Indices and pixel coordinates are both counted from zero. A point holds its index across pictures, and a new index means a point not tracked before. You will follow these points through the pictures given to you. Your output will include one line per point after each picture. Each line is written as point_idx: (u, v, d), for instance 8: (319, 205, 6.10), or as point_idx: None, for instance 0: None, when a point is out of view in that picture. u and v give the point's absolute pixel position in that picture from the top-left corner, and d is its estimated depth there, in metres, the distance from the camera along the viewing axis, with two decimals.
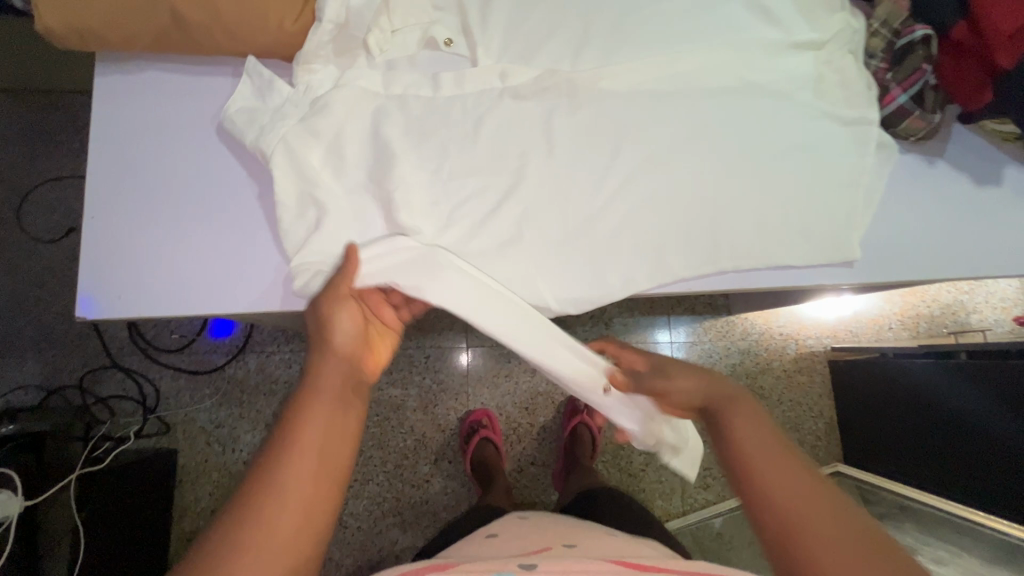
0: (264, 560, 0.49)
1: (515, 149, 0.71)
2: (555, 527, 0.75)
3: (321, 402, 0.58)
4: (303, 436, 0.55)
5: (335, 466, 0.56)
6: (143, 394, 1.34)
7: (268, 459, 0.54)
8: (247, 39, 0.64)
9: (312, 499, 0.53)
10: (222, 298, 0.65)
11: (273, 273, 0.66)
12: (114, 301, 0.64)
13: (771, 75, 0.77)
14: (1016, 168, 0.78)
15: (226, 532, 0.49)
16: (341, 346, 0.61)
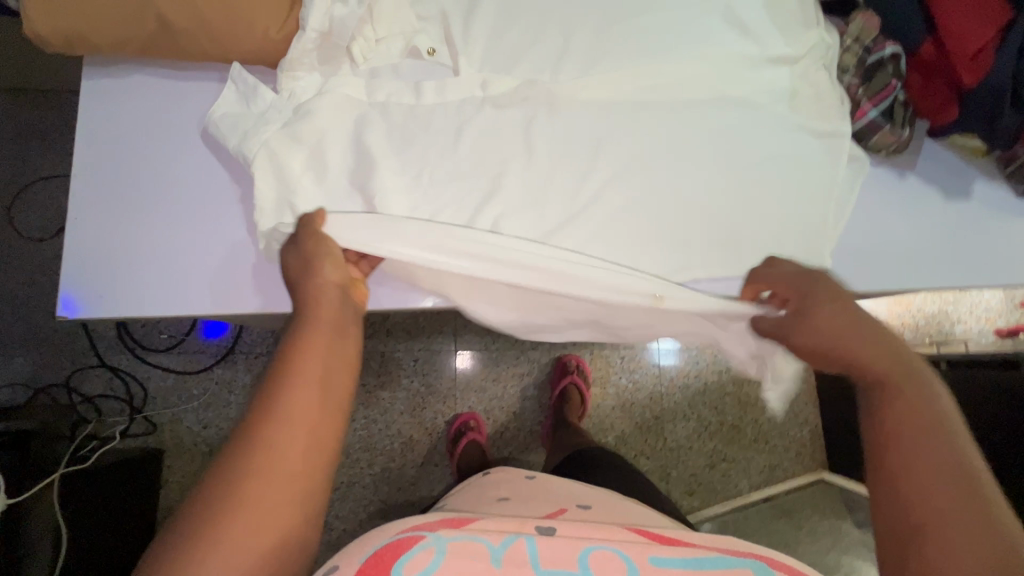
0: (274, 488, 0.46)
1: (496, 156, 0.73)
2: (565, 484, 0.77)
3: (319, 331, 0.56)
4: (304, 364, 0.52)
5: (338, 391, 0.53)
6: (130, 394, 1.34)
7: (268, 388, 0.51)
8: (231, 46, 0.65)
9: (319, 427, 0.50)
10: (202, 300, 0.67)
11: (253, 277, 0.67)
12: (97, 301, 0.65)
13: (748, 88, 0.78)
14: (984, 183, 0.81)
15: (228, 465, 0.47)
16: (329, 278, 0.59)
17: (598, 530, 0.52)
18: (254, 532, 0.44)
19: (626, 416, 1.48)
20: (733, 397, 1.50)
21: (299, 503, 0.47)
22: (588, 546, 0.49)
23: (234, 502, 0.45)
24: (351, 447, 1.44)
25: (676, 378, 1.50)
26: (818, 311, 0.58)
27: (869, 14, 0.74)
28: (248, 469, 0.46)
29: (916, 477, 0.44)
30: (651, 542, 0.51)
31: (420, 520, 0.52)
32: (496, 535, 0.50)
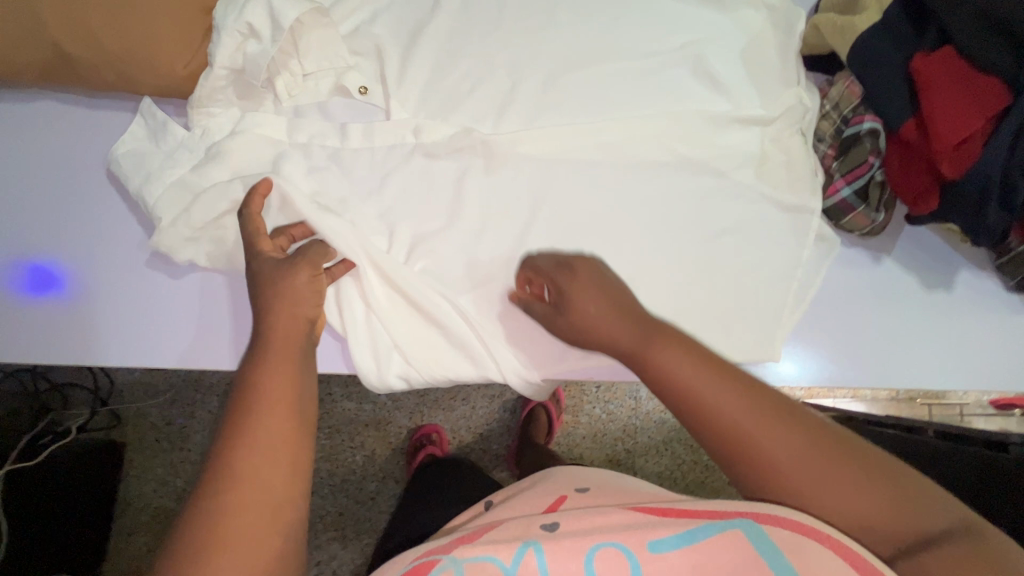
0: (251, 516, 0.44)
1: (424, 210, 0.67)
2: (580, 469, 0.67)
3: (284, 359, 0.52)
4: (268, 393, 0.49)
5: (301, 410, 0.50)
6: (97, 384, 1.23)
7: (234, 426, 0.48)
8: (136, 80, 0.61)
9: (292, 461, 0.48)
10: (143, 347, 0.63)
11: (195, 322, 0.64)
12: (27, 340, 0.61)
13: (711, 151, 0.71)
14: (971, 273, 0.73)
15: (199, 505, 0.45)
16: (302, 312, 0.55)
17: (596, 520, 0.50)
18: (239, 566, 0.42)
19: (597, 447, 1.42)
20: None
21: (282, 540, 0.45)
22: (597, 545, 0.48)
23: (205, 543, 0.43)
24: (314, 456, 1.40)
25: (652, 413, 1.42)
26: (577, 293, 0.56)
27: (850, 82, 0.68)
28: (216, 509, 0.44)
29: (717, 418, 0.47)
30: (653, 516, 0.49)
31: (428, 545, 0.52)
32: (505, 551, 0.49)
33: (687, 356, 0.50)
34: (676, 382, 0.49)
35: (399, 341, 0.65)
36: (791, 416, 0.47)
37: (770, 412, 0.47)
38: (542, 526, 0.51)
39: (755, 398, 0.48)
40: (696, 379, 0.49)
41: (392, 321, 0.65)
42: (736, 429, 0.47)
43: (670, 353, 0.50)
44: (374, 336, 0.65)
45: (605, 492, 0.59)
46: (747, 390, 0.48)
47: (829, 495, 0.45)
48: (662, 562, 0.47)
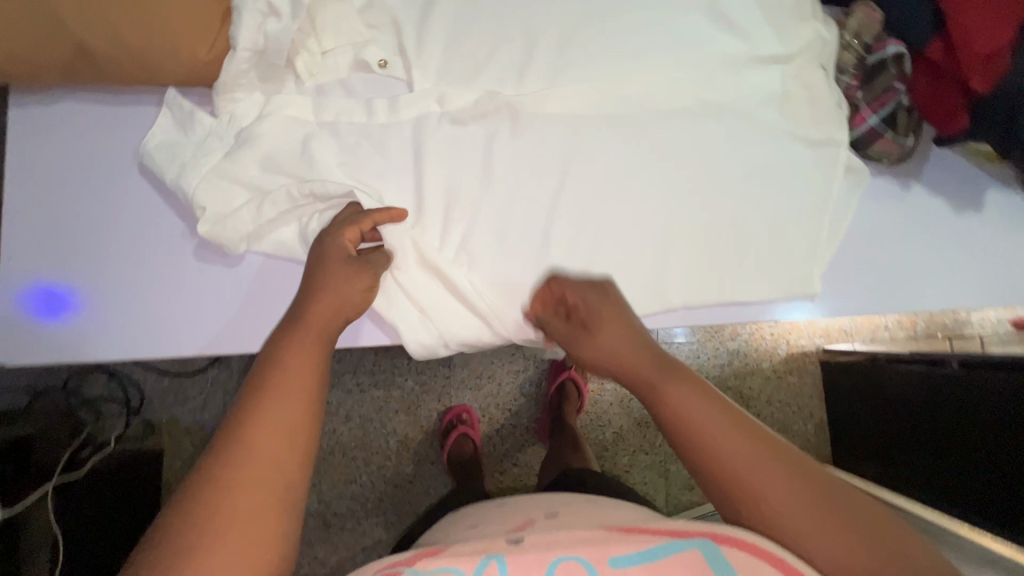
0: (253, 493, 0.44)
1: (456, 177, 0.67)
2: (551, 497, 0.65)
3: (305, 339, 0.54)
4: (289, 374, 0.50)
5: (315, 396, 0.51)
6: (128, 395, 1.24)
7: (246, 400, 0.49)
8: (160, 71, 0.61)
9: (296, 439, 0.48)
10: (196, 330, 0.64)
11: (244, 302, 0.65)
12: (83, 337, 0.62)
13: (735, 93, 0.71)
14: (998, 191, 0.73)
15: (205, 478, 0.44)
16: (343, 287, 0.58)
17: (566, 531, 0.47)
18: (237, 543, 0.42)
19: (626, 411, 1.44)
20: (735, 391, 1.43)
21: (283, 518, 0.44)
22: (557, 559, 0.44)
23: (208, 516, 0.42)
24: (346, 446, 1.37)
25: None
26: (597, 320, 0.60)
27: (869, 8, 0.67)
28: (224, 479, 0.44)
29: (717, 457, 0.49)
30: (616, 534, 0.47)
31: (392, 558, 0.48)
32: (468, 563, 0.45)
33: (697, 394, 0.52)
34: (682, 416, 0.51)
35: (439, 315, 0.65)
36: (794, 468, 0.48)
37: (772, 459, 0.48)
38: (507, 541, 0.48)
39: (758, 446, 0.49)
40: (704, 419, 0.50)
41: (435, 291, 0.65)
42: (734, 470, 0.48)
43: (680, 392, 0.52)
44: (420, 307, 0.64)
45: (574, 516, 0.56)
46: (755, 438, 0.49)
47: (826, 547, 0.45)
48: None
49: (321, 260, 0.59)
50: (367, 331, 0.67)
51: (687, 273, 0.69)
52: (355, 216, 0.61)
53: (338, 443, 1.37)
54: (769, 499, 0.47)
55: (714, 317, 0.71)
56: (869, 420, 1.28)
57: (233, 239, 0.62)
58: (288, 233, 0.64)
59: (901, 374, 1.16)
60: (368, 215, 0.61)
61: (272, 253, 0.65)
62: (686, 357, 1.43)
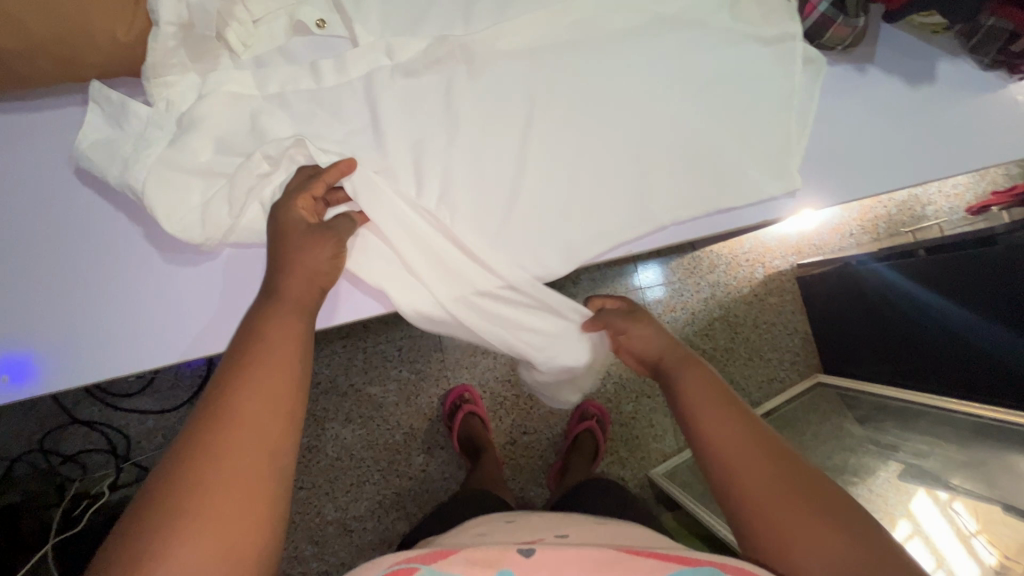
0: (242, 458, 0.44)
1: (419, 132, 0.64)
2: (550, 521, 0.64)
3: (286, 309, 0.53)
4: (276, 342, 0.50)
5: (301, 362, 0.51)
6: (112, 443, 1.17)
7: (229, 373, 0.48)
8: (80, 63, 0.55)
9: (280, 404, 0.47)
10: (177, 337, 0.60)
11: (221, 300, 0.61)
12: (50, 366, 0.57)
13: (683, 2, 0.70)
14: (946, 63, 0.75)
15: (192, 447, 0.43)
16: (319, 259, 0.55)
17: (572, 556, 0.46)
18: (228, 503, 0.42)
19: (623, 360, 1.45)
20: (722, 321, 1.47)
21: (274, 480, 0.45)
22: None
23: (198, 479, 0.42)
24: (352, 448, 1.34)
25: (664, 314, 1.45)
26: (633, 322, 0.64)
27: None
28: (209, 447, 0.43)
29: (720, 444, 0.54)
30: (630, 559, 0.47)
31: (407, 552, 0.48)
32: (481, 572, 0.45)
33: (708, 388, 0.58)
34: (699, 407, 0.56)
35: (427, 275, 0.62)
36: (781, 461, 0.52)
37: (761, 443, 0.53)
38: (518, 551, 0.47)
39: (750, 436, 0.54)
40: (706, 404, 0.56)
41: (419, 246, 0.62)
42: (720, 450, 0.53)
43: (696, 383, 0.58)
44: (411, 275, 0.62)
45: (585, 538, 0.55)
46: (751, 430, 0.54)
47: (795, 537, 0.47)
48: None
49: (293, 233, 0.56)
50: (346, 294, 0.64)
51: (669, 192, 0.68)
52: (309, 181, 0.57)
53: (343, 448, 1.34)
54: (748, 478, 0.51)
55: (710, 225, 0.71)
56: (850, 323, 1.31)
57: (195, 234, 0.57)
58: (258, 212, 0.58)
59: (865, 275, 1.19)
60: (320, 179, 0.57)
61: (243, 243, 0.59)
62: (671, 298, 1.46)
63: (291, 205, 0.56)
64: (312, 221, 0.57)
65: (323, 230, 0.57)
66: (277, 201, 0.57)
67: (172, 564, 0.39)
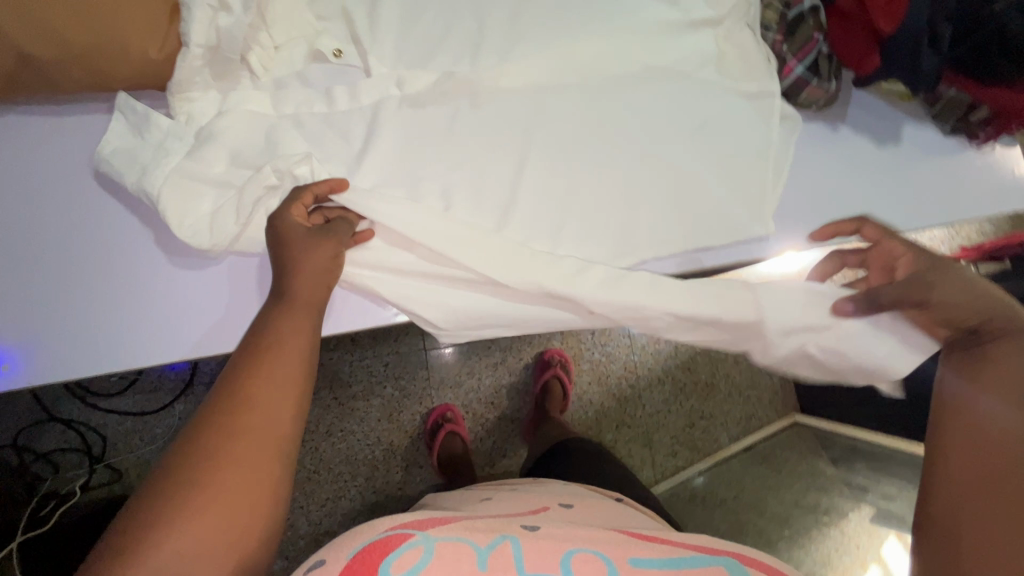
0: (252, 437, 0.48)
1: (424, 158, 0.69)
2: (547, 491, 0.73)
3: (295, 311, 0.57)
4: (286, 338, 0.55)
5: (307, 356, 0.55)
6: (88, 442, 1.16)
7: (241, 363, 0.52)
8: (111, 76, 0.59)
9: (286, 393, 0.52)
10: (177, 339, 0.62)
11: (223, 307, 0.64)
12: (47, 359, 0.59)
13: (673, 57, 0.76)
14: (912, 127, 0.82)
15: (205, 431, 0.47)
16: (319, 267, 0.59)
17: (580, 531, 0.55)
18: (239, 478, 0.46)
19: (604, 388, 1.46)
20: (704, 355, 1.51)
21: (279, 462, 0.49)
22: (573, 547, 0.51)
23: (216, 456, 0.46)
24: (331, 462, 1.34)
25: (648, 345, 1.49)
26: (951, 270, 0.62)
27: None
28: (224, 427, 0.48)
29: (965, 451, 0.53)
30: (638, 539, 0.56)
31: (404, 521, 0.53)
32: (482, 536, 0.51)
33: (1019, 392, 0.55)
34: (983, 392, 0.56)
35: (417, 285, 0.66)
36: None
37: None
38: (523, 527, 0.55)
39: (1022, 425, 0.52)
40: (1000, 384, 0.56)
41: (404, 262, 0.65)
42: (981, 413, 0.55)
43: (1009, 381, 0.55)
44: (403, 282, 0.66)
45: (585, 515, 0.64)
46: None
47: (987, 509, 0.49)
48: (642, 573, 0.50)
49: (293, 241, 0.59)
50: (342, 301, 0.69)
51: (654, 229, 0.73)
52: (298, 193, 0.61)
53: (322, 461, 1.34)
54: (991, 445, 0.52)
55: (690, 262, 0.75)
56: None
57: (203, 242, 0.60)
58: (263, 222, 0.61)
59: None
60: (314, 189, 0.61)
61: (245, 252, 0.63)
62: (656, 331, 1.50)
63: (289, 212, 0.60)
64: (307, 225, 0.60)
65: (323, 238, 0.60)
66: (275, 209, 0.60)
67: (188, 527, 0.43)
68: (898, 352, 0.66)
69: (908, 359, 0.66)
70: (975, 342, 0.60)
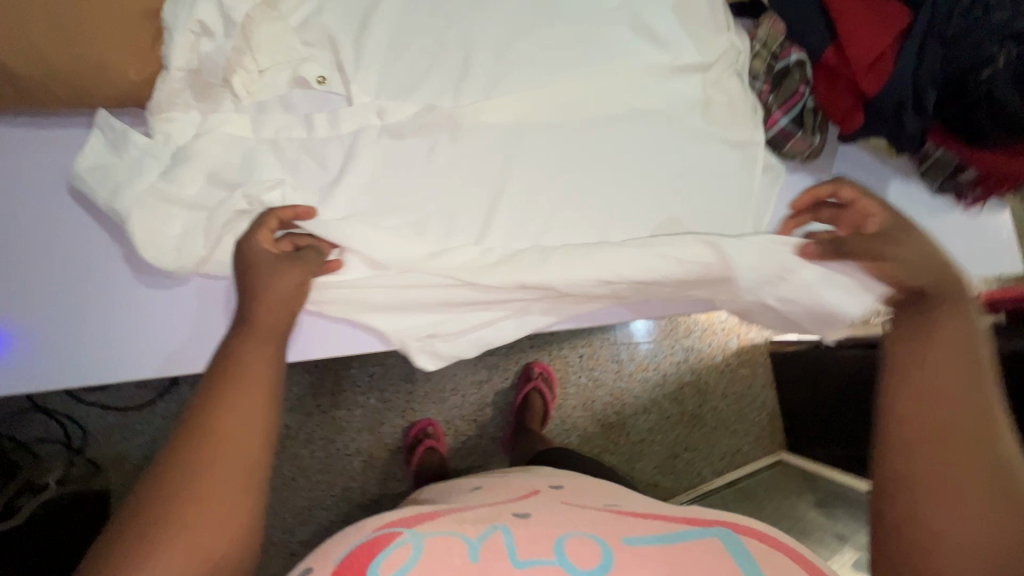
0: (225, 466, 0.48)
1: (401, 189, 0.69)
2: (530, 476, 0.74)
3: (260, 336, 0.57)
4: (247, 367, 0.55)
5: (276, 380, 0.56)
6: (69, 434, 1.16)
7: (209, 392, 0.52)
8: (91, 94, 0.60)
9: (256, 421, 0.52)
10: (141, 356, 0.63)
11: (190, 327, 0.64)
12: (10, 369, 0.59)
13: (658, 101, 0.76)
14: (898, 184, 0.82)
15: (175, 474, 0.47)
16: (286, 292, 0.59)
17: (573, 515, 0.54)
18: (212, 510, 0.46)
19: (589, 413, 1.45)
20: (692, 386, 1.50)
21: (253, 489, 0.49)
22: (568, 531, 0.51)
23: (191, 487, 0.46)
24: (309, 470, 1.34)
25: (636, 372, 1.48)
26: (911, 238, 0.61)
27: (774, 20, 0.72)
28: (193, 459, 0.48)
29: (915, 427, 0.50)
30: (629, 517, 0.55)
31: (390, 520, 0.54)
32: (473, 529, 0.51)
33: (963, 361, 0.52)
34: (930, 361, 0.52)
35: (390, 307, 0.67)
36: (987, 439, 0.48)
37: (970, 408, 0.49)
38: (515, 514, 0.55)
39: (964, 394, 0.50)
40: (943, 350, 0.53)
41: (372, 289, 0.66)
42: (925, 387, 0.51)
43: (958, 346, 0.53)
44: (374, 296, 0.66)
45: (576, 492, 0.65)
46: (975, 399, 0.50)
47: (951, 496, 0.46)
48: (636, 551, 0.49)
49: (258, 267, 0.59)
50: (307, 325, 0.68)
51: None
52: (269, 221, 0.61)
53: (300, 469, 1.33)
54: (942, 426, 0.49)
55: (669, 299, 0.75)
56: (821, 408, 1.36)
57: (172, 264, 0.60)
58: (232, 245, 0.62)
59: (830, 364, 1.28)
60: (282, 216, 0.61)
61: (213, 273, 0.63)
62: (646, 356, 1.49)
63: (256, 237, 0.60)
64: (274, 251, 0.61)
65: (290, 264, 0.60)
66: (244, 232, 0.61)
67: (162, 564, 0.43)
68: (851, 293, 0.68)
69: (859, 299, 0.68)
70: (928, 307, 0.57)
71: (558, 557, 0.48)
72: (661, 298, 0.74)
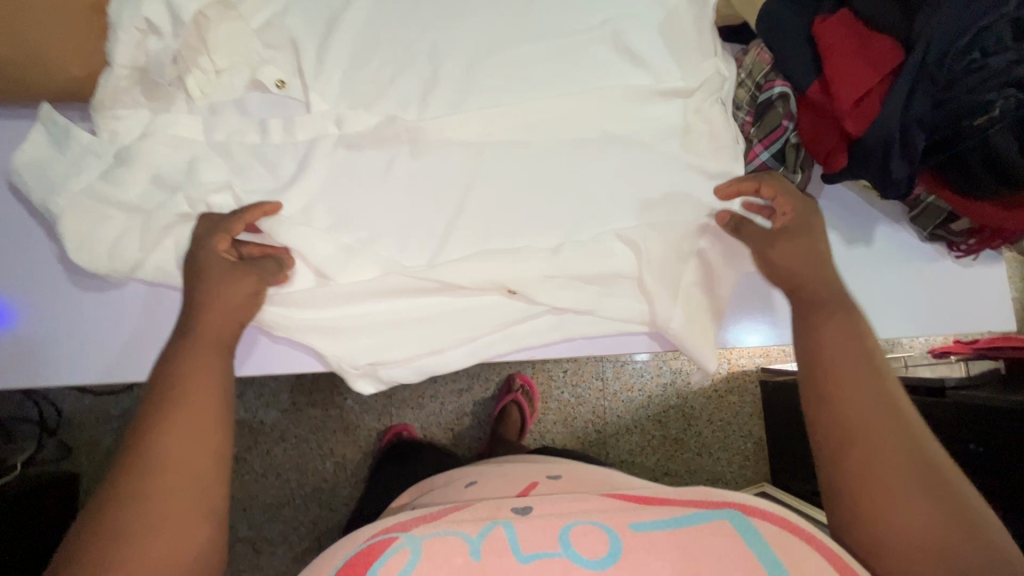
0: (174, 499, 0.46)
1: (354, 203, 0.66)
2: (525, 466, 0.65)
3: (204, 356, 0.54)
4: (193, 388, 0.52)
5: (223, 403, 0.53)
6: (43, 415, 1.13)
7: (149, 421, 0.50)
8: (36, 87, 0.59)
9: (201, 450, 0.50)
10: (75, 360, 0.61)
11: (126, 333, 0.62)
12: None
13: (634, 125, 0.72)
14: (887, 227, 0.77)
15: (114, 513, 0.45)
16: (230, 299, 0.57)
17: (575, 503, 0.47)
18: (167, 548, 0.44)
19: (568, 430, 1.41)
20: (676, 410, 1.46)
21: (205, 522, 0.47)
22: (574, 520, 0.44)
23: (141, 523, 0.44)
24: (280, 468, 1.31)
25: (620, 391, 1.45)
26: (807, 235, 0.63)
27: (761, 49, 0.70)
28: (141, 493, 0.46)
29: (847, 452, 0.51)
30: (637, 504, 0.47)
31: (386, 526, 0.48)
32: (472, 526, 0.45)
33: (859, 366, 0.55)
34: (832, 376, 0.55)
35: (339, 323, 0.64)
36: (900, 436, 0.50)
37: (881, 413, 0.52)
38: (513, 509, 0.47)
39: (875, 397, 0.53)
40: (833, 354, 0.56)
41: (323, 304, 0.64)
42: (838, 406, 0.53)
43: (851, 346, 0.56)
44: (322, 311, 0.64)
45: (579, 482, 0.57)
46: (881, 400, 0.52)
47: (896, 512, 0.47)
48: (647, 541, 0.43)
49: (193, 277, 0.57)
50: (259, 345, 0.67)
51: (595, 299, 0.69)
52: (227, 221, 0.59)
53: (271, 466, 1.31)
54: (869, 448, 0.50)
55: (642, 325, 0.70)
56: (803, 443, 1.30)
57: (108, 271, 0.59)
58: (170, 252, 0.60)
59: None
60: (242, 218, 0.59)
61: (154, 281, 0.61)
62: (631, 375, 1.46)
63: (197, 245, 0.58)
64: (230, 259, 0.58)
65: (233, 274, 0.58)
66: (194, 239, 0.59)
67: None
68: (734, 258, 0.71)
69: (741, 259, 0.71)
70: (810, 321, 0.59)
71: (564, 549, 0.42)
72: (626, 329, 0.71)
